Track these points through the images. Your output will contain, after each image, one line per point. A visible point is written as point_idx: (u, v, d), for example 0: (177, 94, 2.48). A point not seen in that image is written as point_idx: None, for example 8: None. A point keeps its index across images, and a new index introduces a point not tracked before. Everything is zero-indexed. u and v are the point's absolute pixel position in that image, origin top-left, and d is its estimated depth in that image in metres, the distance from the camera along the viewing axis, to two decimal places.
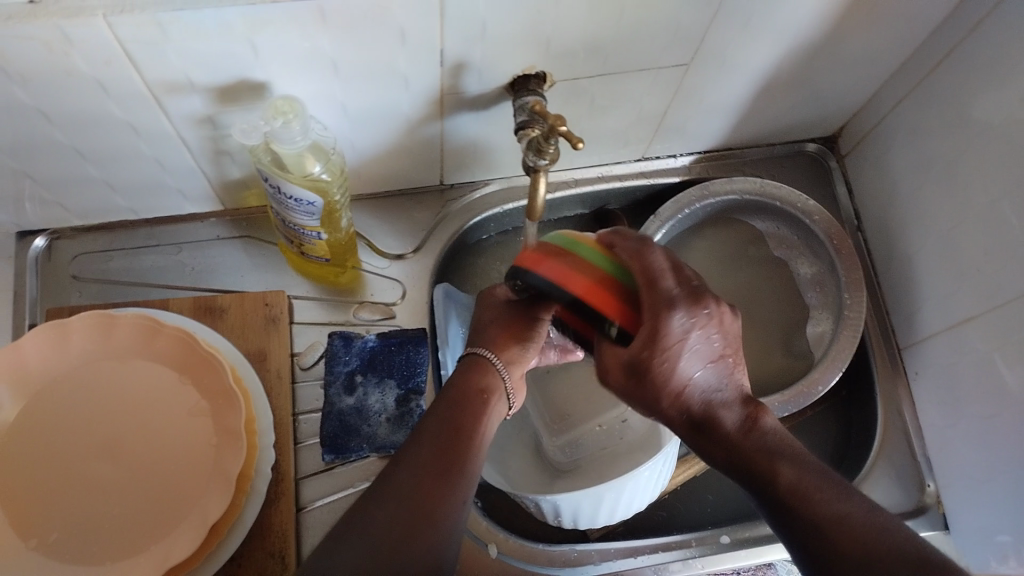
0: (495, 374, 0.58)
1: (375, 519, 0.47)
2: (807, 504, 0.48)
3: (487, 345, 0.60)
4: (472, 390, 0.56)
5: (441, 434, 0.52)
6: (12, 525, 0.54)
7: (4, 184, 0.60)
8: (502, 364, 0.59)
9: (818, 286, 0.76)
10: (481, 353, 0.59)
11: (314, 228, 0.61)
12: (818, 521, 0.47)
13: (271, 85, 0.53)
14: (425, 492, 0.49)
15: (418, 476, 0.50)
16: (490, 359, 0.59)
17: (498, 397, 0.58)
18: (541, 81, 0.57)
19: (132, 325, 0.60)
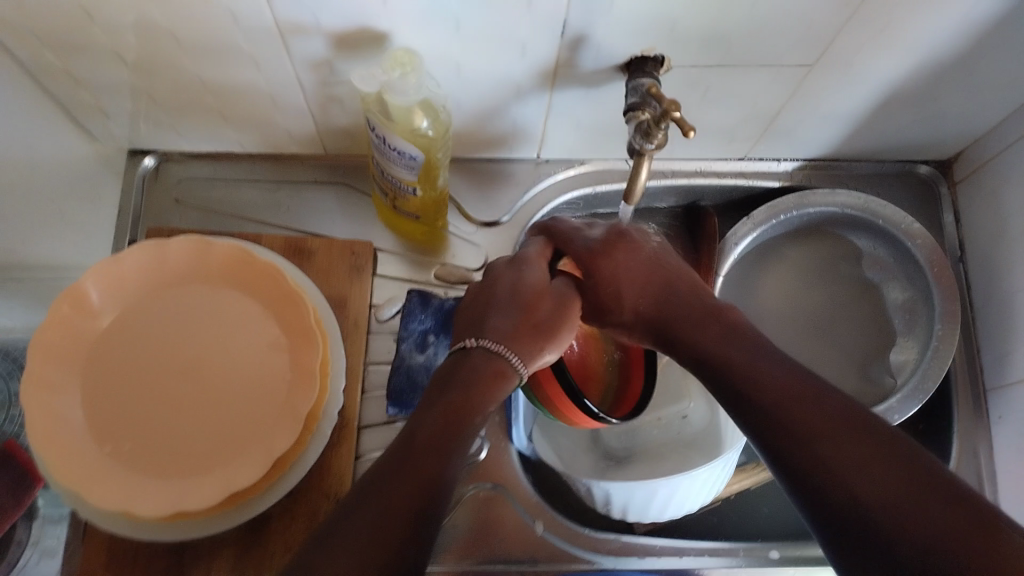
0: (515, 380, 0.51)
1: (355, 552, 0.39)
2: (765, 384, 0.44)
3: (510, 340, 0.52)
4: (493, 394, 0.49)
5: (441, 435, 0.45)
6: (92, 428, 0.57)
7: (125, 101, 0.63)
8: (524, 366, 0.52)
9: (908, 314, 0.73)
10: (505, 352, 0.51)
11: (412, 182, 0.61)
12: (779, 398, 0.43)
13: (391, 36, 0.54)
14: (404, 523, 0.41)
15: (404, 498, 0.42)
16: (515, 362, 0.51)
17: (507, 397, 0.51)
18: (657, 64, 0.56)
19: (224, 254, 0.62)
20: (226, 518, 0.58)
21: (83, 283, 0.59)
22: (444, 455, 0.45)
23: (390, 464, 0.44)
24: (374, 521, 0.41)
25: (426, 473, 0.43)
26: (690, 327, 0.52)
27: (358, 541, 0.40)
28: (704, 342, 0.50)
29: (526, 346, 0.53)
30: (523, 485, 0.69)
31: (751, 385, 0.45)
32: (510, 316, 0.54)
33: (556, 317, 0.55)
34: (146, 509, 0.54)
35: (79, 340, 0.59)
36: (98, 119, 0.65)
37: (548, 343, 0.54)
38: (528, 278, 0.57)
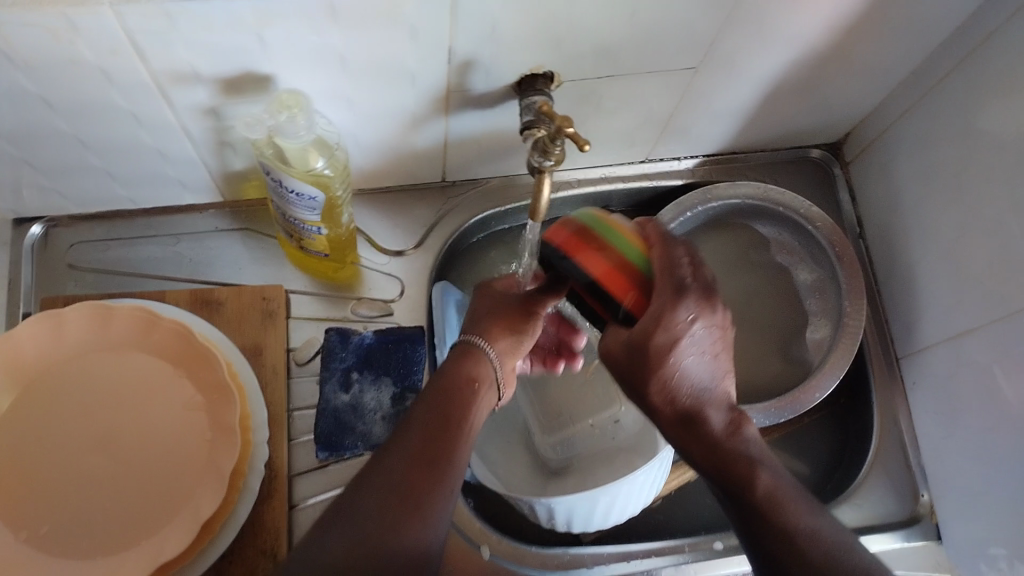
0: (487, 364, 0.59)
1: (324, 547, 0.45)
2: (775, 517, 0.48)
3: (478, 332, 0.60)
4: (467, 380, 0.56)
5: (431, 421, 0.52)
6: (1, 517, 0.54)
7: (3, 171, 0.59)
8: (495, 354, 0.59)
9: (819, 292, 0.75)
10: (473, 341, 0.59)
11: (315, 223, 0.60)
12: (783, 535, 0.47)
13: (276, 78, 0.52)
14: (374, 514, 0.47)
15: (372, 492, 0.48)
16: (482, 347, 0.59)
17: (488, 388, 0.58)
18: (548, 80, 0.57)
19: (126, 317, 0.60)
20: None
21: None
22: (436, 439, 0.51)
23: (387, 453, 0.51)
24: (380, 500, 0.47)
25: (426, 448, 0.51)
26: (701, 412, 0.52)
27: (370, 514, 0.47)
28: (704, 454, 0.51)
29: (491, 330, 0.60)
30: (465, 512, 0.68)
31: (761, 512, 0.48)
32: (487, 313, 0.61)
33: (516, 305, 0.61)
34: None
35: None
36: None
37: (516, 329, 0.61)
38: (492, 287, 0.64)
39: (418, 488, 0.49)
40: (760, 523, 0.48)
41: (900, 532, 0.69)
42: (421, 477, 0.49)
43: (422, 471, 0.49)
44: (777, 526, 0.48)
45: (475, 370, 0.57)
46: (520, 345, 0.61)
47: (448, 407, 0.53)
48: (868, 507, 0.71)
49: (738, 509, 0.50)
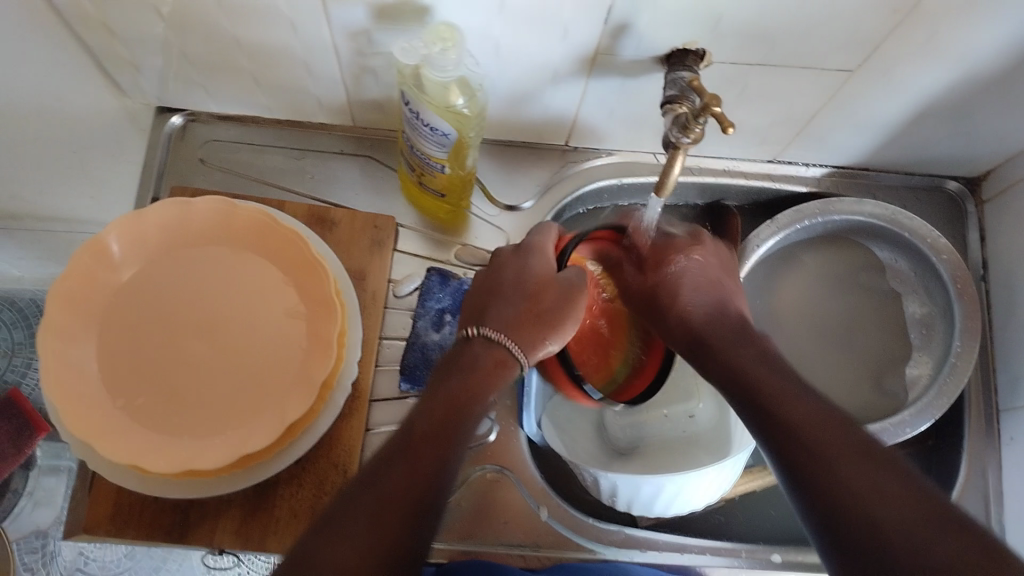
0: (516, 370, 0.55)
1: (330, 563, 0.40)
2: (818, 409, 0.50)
3: (510, 332, 0.55)
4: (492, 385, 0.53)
5: (421, 439, 0.48)
6: (106, 381, 0.57)
7: (158, 57, 0.62)
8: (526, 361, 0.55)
9: (926, 328, 0.73)
10: (501, 342, 0.54)
11: (440, 160, 0.61)
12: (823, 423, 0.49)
13: (433, 11, 0.53)
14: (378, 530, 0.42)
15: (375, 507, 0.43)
16: (513, 351, 0.54)
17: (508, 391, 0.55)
18: (700, 58, 0.55)
19: (248, 218, 0.62)
20: (236, 481, 0.58)
21: (106, 234, 0.59)
22: (434, 449, 0.47)
23: (383, 459, 0.47)
24: (375, 502, 0.44)
25: (418, 463, 0.46)
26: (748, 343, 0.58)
27: (360, 525, 0.43)
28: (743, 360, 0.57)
29: (522, 333, 0.55)
30: (529, 471, 0.69)
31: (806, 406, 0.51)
32: (515, 305, 0.56)
33: (561, 305, 0.57)
34: (156, 466, 0.54)
35: (99, 293, 0.59)
36: (128, 73, 0.65)
37: (552, 334, 0.56)
38: (517, 268, 0.58)
39: (414, 505, 0.44)
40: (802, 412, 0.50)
41: None
42: (417, 493, 0.45)
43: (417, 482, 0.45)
44: (817, 416, 0.50)
45: (503, 377, 0.54)
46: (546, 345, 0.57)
47: (444, 421, 0.49)
48: None
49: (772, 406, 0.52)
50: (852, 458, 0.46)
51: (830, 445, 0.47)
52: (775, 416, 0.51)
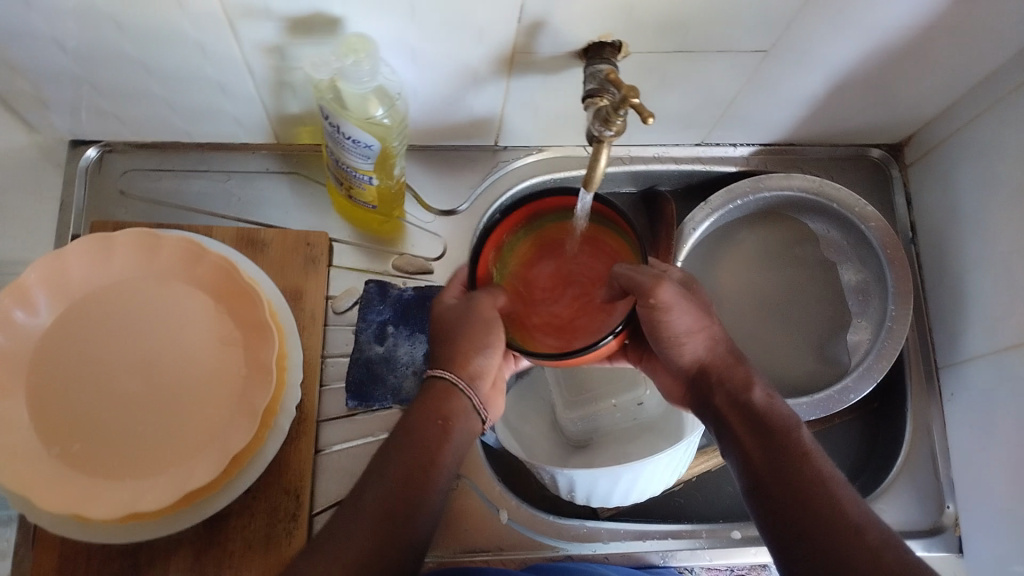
0: (462, 397, 0.55)
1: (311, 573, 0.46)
2: (813, 465, 0.51)
3: (445, 364, 0.56)
4: (434, 417, 0.53)
5: (408, 452, 0.52)
6: (37, 430, 0.55)
7: (65, 90, 0.60)
8: (467, 385, 0.55)
9: (861, 295, 0.75)
10: (443, 375, 0.55)
11: (367, 172, 0.60)
12: (818, 484, 0.50)
13: (346, 22, 0.52)
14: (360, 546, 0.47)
15: (358, 522, 0.48)
16: (453, 381, 0.55)
17: (465, 418, 0.55)
18: (616, 50, 0.56)
19: (173, 248, 0.61)
20: (185, 518, 0.56)
21: (25, 278, 0.57)
22: (399, 496, 0.50)
23: (373, 472, 0.51)
24: (359, 518, 0.48)
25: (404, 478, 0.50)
26: (747, 382, 0.57)
27: (346, 539, 0.48)
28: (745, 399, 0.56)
29: (456, 362, 0.55)
30: (487, 475, 0.68)
31: (802, 461, 0.52)
32: (442, 343, 0.56)
33: (476, 323, 0.54)
34: (97, 513, 0.52)
35: (22, 339, 0.57)
36: (36, 108, 0.63)
37: (482, 352, 0.55)
38: (442, 304, 0.58)
39: (391, 522, 0.49)
40: (798, 469, 0.51)
41: (923, 540, 0.69)
42: (395, 507, 0.49)
43: (388, 534, 0.48)
44: (811, 475, 0.51)
45: (449, 408, 0.54)
46: (492, 365, 0.56)
47: (409, 460, 0.51)
48: (891, 512, 0.70)
49: (766, 456, 0.53)
50: (850, 535, 0.47)
51: (824, 514, 0.48)
52: (796, 465, 0.51)
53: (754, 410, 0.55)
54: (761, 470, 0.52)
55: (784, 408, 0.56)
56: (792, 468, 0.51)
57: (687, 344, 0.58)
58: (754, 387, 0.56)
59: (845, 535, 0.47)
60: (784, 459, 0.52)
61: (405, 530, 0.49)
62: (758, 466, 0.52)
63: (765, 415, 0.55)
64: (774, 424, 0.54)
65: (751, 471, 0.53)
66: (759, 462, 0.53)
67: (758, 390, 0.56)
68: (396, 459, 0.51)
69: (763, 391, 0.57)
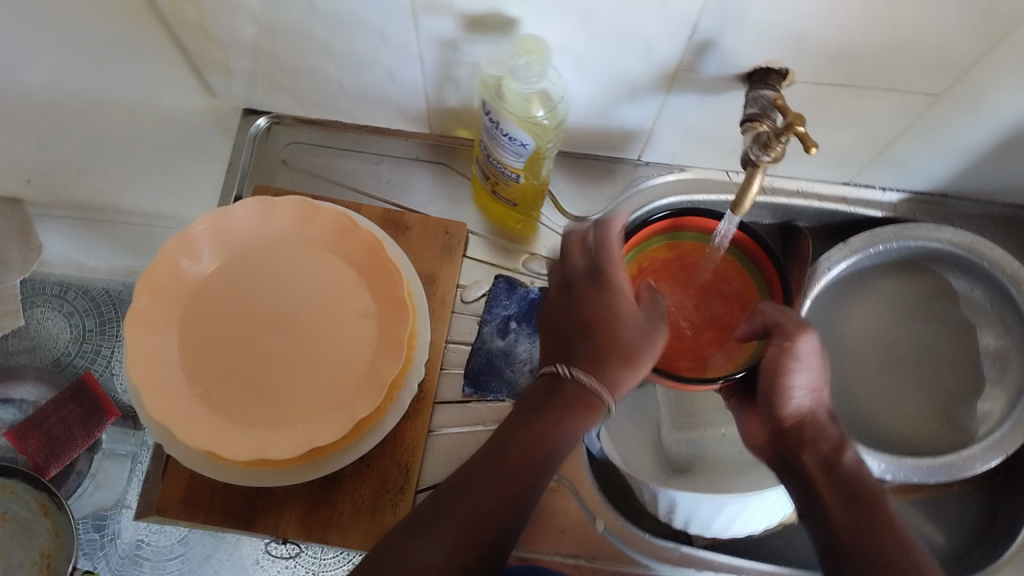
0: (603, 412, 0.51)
1: (405, 570, 0.46)
2: (900, 533, 0.50)
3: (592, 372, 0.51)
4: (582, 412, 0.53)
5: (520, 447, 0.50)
6: (185, 368, 0.59)
7: (249, 60, 0.65)
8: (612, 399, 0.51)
9: (1000, 361, 0.71)
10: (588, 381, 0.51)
11: (516, 170, 0.63)
12: (905, 549, 0.49)
13: (520, 23, 0.54)
14: (456, 540, 0.47)
15: (456, 516, 0.48)
16: (599, 392, 0.51)
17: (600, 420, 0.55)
18: (781, 78, 0.56)
19: (326, 219, 0.64)
20: (304, 473, 0.59)
21: (194, 230, 0.62)
22: (525, 461, 0.50)
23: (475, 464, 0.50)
24: (460, 513, 0.48)
25: (512, 475, 0.49)
26: (841, 444, 0.57)
27: (444, 535, 0.47)
28: (839, 461, 0.56)
29: (604, 371, 0.51)
30: (589, 483, 0.69)
31: (891, 527, 0.51)
32: (591, 341, 0.52)
33: (636, 322, 0.53)
34: (229, 453, 0.56)
35: (183, 283, 0.62)
36: (219, 75, 0.68)
37: (632, 365, 0.52)
38: (594, 299, 0.54)
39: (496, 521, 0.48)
40: (887, 533, 0.50)
41: None
42: (499, 505, 0.49)
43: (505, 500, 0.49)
44: (899, 542, 0.50)
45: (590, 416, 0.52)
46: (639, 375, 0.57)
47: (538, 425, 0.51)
48: None
49: (856, 518, 0.52)
50: None
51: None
52: (876, 521, 0.51)
53: (842, 470, 0.55)
54: (848, 530, 0.51)
55: (874, 479, 0.55)
56: (880, 532, 0.50)
57: (801, 400, 0.57)
58: (847, 449, 0.57)
59: None
60: (874, 523, 0.51)
61: (502, 526, 0.49)
62: (845, 526, 0.52)
63: (851, 475, 0.55)
64: (864, 492, 0.53)
65: (836, 530, 0.52)
66: (845, 523, 0.52)
67: (850, 453, 0.57)
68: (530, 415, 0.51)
69: (853, 454, 0.57)
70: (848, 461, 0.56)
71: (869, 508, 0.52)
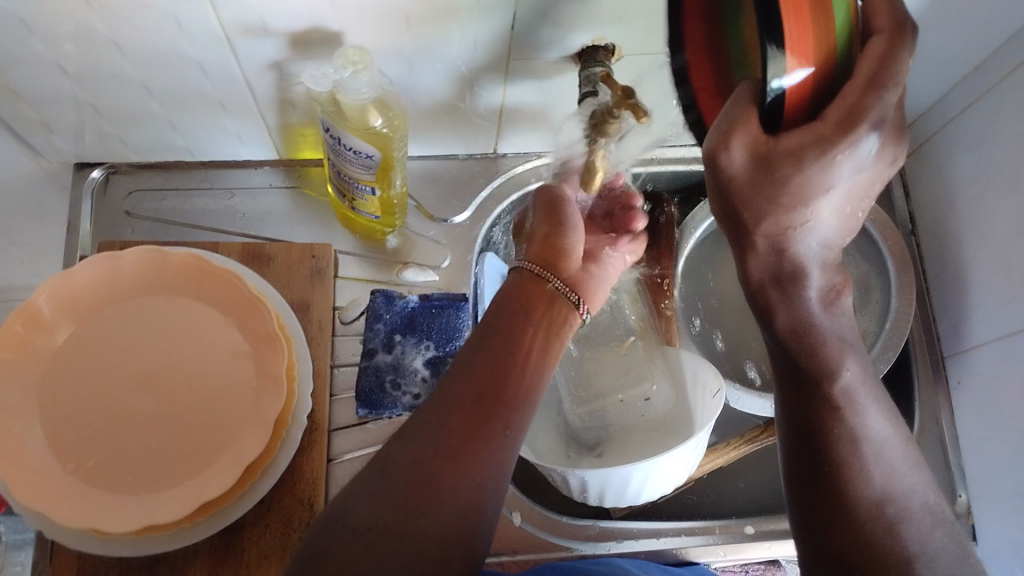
0: (544, 281, 0.58)
1: (377, 482, 0.46)
2: (840, 423, 0.49)
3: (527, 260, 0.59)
4: (517, 303, 0.56)
5: (491, 340, 0.53)
6: (52, 446, 0.56)
7: (68, 114, 0.61)
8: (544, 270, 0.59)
9: (863, 288, 0.75)
10: (525, 266, 0.58)
11: (368, 182, 0.61)
12: (843, 441, 0.48)
13: (342, 35, 0.53)
14: (449, 426, 0.48)
15: (448, 408, 0.48)
16: (532, 270, 0.58)
17: (548, 305, 0.57)
18: (609, 53, 0.57)
19: (180, 264, 0.61)
20: (201, 529, 0.57)
21: (36, 300, 0.58)
22: (491, 379, 0.50)
23: (455, 363, 0.52)
24: (443, 410, 0.48)
25: (495, 366, 0.51)
26: (773, 308, 0.52)
27: (428, 434, 0.47)
28: (780, 327, 0.52)
29: (540, 256, 0.60)
30: None
31: (830, 415, 0.49)
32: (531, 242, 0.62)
33: (549, 210, 0.63)
34: (114, 526, 0.53)
35: (34, 358, 0.58)
36: (40, 133, 0.64)
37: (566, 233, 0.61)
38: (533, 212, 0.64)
39: (478, 400, 0.49)
40: (820, 419, 0.49)
41: None
42: (484, 388, 0.50)
43: (469, 431, 0.48)
44: (832, 432, 0.48)
45: (530, 293, 0.57)
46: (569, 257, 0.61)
47: (489, 360, 0.51)
48: None
49: (796, 384, 0.51)
50: (849, 496, 0.46)
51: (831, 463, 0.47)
52: (821, 426, 0.49)
53: (791, 345, 0.51)
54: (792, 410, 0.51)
55: (833, 338, 0.51)
56: (816, 415, 0.49)
57: (772, 228, 0.47)
58: (780, 316, 0.52)
59: (831, 498, 0.47)
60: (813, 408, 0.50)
61: (499, 407, 0.49)
62: (791, 407, 0.51)
63: (815, 344, 0.51)
64: (811, 364, 0.50)
65: (790, 410, 0.51)
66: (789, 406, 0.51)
67: (786, 318, 0.52)
68: (485, 352, 0.52)
69: (794, 317, 0.51)
70: (789, 330, 0.52)
71: (813, 391, 0.50)
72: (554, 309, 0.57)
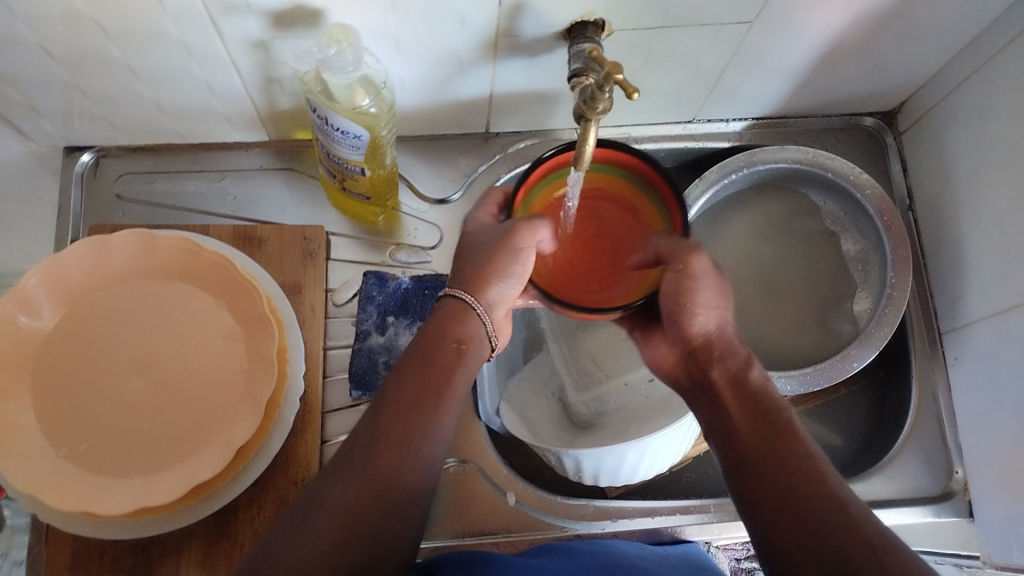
0: (473, 318, 0.54)
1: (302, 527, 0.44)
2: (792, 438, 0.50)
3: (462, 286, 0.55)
4: (449, 339, 0.53)
5: (419, 378, 0.51)
6: (45, 430, 0.56)
7: (56, 96, 0.61)
8: (482, 307, 0.55)
9: (862, 265, 0.74)
10: (457, 294, 0.55)
11: (357, 163, 0.61)
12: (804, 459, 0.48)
13: (326, 13, 0.52)
14: (373, 472, 0.46)
15: (375, 450, 0.47)
16: (466, 302, 0.54)
17: (479, 342, 0.54)
18: (598, 28, 0.56)
19: (170, 247, 0.61)
20: (195, 510, 0.57)
21: (27, 284, 0.57)
22: (417, 423, 0.49)
23: (379, 401, 0.50)
24: (370, 450, 0.47)
25: (421, 404, 0.50)
26: (743, 363, 0.56)
27: (354, 475, 0.46)
28: (746, 375, 0.56)
29: (472, 283, 0.55)
30: (494, 458, 0.69)
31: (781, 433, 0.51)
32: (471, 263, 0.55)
33: (495, 245, 0.54)
34: (106, 509, 0.53)
35: (25, 342, 0.57)
36: (27, 116, 0.63)
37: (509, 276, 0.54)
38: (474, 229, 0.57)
39: (405, 445, 0.48)
40: (773, 437, 0.50)
41: (929, 506, 0.69)
42: (411, 432, 0.48)
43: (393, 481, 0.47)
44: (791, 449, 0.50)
45: (460, 329, 0.54)
46: (509, 294, 0.56)
47: (417, 398, 0.50)
48: (899, 480, 0.70)
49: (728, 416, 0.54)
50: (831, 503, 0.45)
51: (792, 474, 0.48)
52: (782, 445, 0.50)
53: (744, 387, 0.55)
54: (740, 440, 0.52)
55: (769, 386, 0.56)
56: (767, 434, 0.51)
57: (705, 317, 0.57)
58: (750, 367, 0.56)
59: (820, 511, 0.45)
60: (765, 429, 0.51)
61: (420, 452, 0.49)
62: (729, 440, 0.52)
63: (756, 391, 0.54)
64: (761, 400, 0.53)
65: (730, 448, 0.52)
66: (738, 437, 0.52)
67: (750, 371, 0.56)
68: (416, 387, 0.50)
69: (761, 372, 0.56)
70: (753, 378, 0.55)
71: (760, 415, 0.52)
72: (479, 345, 0.54)
